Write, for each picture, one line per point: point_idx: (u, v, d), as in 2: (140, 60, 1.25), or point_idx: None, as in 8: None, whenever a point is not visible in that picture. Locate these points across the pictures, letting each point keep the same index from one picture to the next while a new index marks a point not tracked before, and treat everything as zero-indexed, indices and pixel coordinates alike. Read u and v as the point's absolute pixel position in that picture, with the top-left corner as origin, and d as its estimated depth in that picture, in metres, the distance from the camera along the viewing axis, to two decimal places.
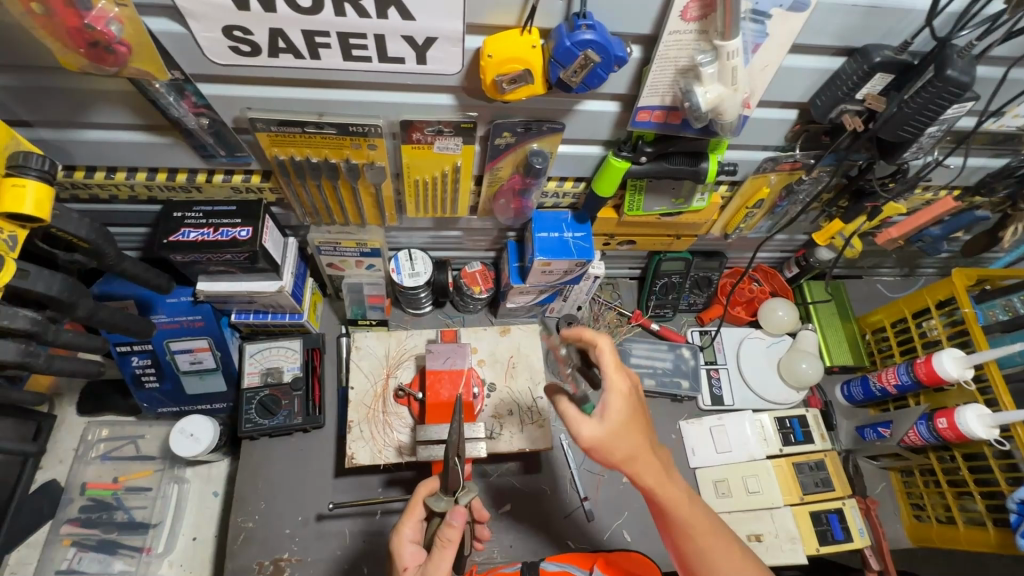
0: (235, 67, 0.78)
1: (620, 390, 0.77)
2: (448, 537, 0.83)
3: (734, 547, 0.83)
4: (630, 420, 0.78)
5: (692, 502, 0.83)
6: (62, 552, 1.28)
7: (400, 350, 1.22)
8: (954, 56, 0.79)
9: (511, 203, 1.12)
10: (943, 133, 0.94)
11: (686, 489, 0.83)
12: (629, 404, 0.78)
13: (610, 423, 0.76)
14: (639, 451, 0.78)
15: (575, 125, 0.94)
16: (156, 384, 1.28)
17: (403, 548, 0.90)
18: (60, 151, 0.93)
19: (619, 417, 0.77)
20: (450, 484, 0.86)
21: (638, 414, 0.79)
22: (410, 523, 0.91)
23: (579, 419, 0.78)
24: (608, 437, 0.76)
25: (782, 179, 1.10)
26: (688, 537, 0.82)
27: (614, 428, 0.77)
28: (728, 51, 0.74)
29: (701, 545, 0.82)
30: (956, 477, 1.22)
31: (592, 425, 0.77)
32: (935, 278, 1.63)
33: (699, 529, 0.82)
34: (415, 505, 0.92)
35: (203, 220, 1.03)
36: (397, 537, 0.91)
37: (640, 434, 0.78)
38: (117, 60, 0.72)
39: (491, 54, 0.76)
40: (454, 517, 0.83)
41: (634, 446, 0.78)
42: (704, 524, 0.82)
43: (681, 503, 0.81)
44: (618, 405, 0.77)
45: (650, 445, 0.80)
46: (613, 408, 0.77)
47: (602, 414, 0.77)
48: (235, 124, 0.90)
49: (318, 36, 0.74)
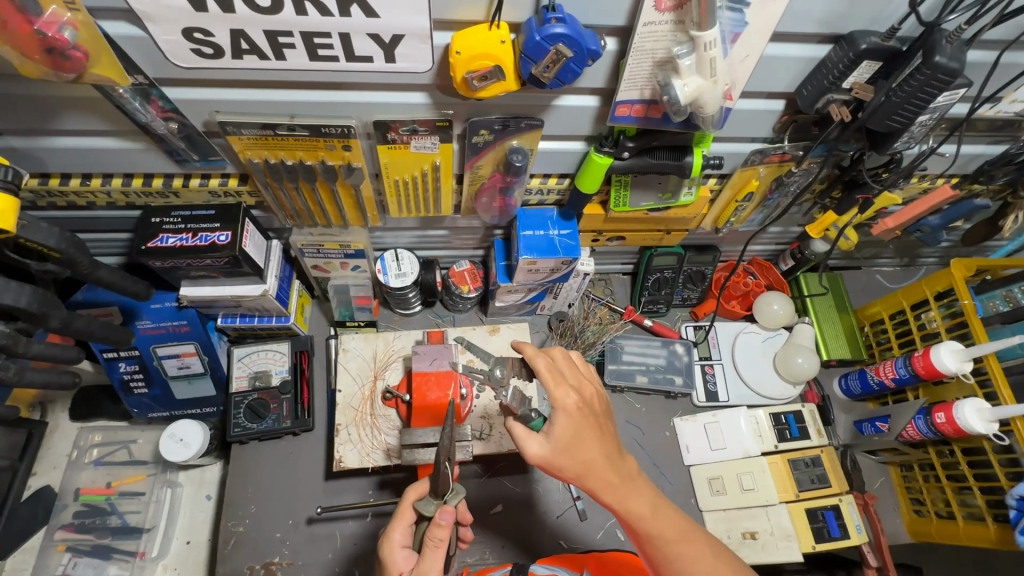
0: (199, 69, 0.77)
1: (563, 405, 0.77)
2: (438, 538, 0.79)
3: (707, 554, 0.79)
4: (576, 435, 0.76)
5: (658, 511, 0.80)
6: (56, 558, 1.27)
7: (387, 352, 1.21)
8: (943, 42, 0.76)
9: (495, 202, 1.10)
10: (936, 121, 0.91)
11: (651, 498, 0.80)
12: (577, 417, 0.77)
13: (555, 440, 0.76)
14: (592, 465, 0.76)
15: (555, 121, 0.92)
16: (145, 389, 1.28)
17: (395, 554, 0.83)
18: (32, 158, 0.92)
19: (564, 432, 0.76)
20: (439, 487, 0.82)
21: (589, 427, 0.77)
22: (400, 527, 0.84)
23: (526, 436, 0.77)
24: (555, 454, 0.76)
25: (771, 171, 1.07)
26: (656, 547, 0.79)
27: (561, 445, 0.76)
28: (705, 41, 0.71)
29: (669, 554, 0.79)
30: (956, 472, 1.20)
31: (538, 442, 0.76)
32: (936, 267, 1.60)
33: (666, 536, 0.79)
34: (405, 509, 0.86)
35: (182, 225, 1.02)
36: (386, 544, 0.84)
37: (593, 448, 0.77)
38: (75, 67, 0.70)
39: (459, 51, 0.73)
40: (443, 517, 0.79)
41: (586, 461, 0.76)
42: (672, 532, 0.79)
43: (643, 513, 0.78)
44: (562, 422, 0.76)
45: (607, 458, 0.78)
46: (557, 424, 0.76)
47: (548, 430, 0.77)
48: (206, 128, 0.88)
49: (282, 36, 0.72)
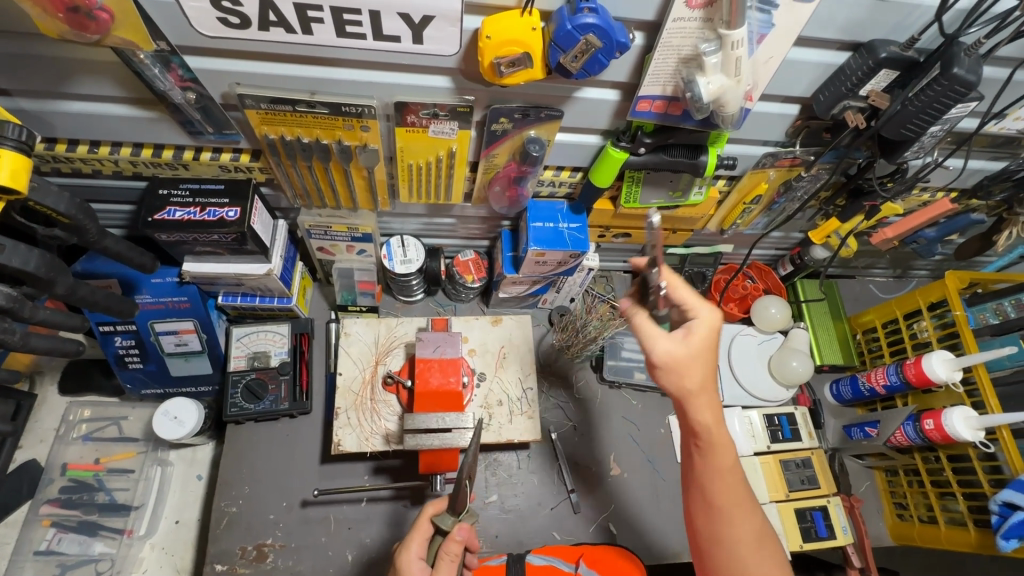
0: (223, 39, 0.76)
1: (701, 329, 0.83)
2: (453, 554, 0.81)
3: (756, 518, 0.84)
4: (701, 359, 0.83)
5: (722, 477, 0.84)
6: (41, 533, 1.25)
7: (390, 338, 1.20)
8: (961, 54, 0.78)
9: (506, 191, 1.11)
10: (945, 133, 0.93)
11: (727, 459, 0.84)
12: (702, 350, 0.83)
13: (688, 345, 0.82)
14: (694, 386, 0.83)
15: (574, 113, 0.93)
16: (140, 365, 1.26)
17: (410, 566, 0.83)
18: (41, 122, 0.90)
19: (680, 352, 0.82)
20: (458, 504, 0.83)
21: (712, 355, 0.84)
22: (417, 539, 0.85)
23: (656, 337, 0.83)
24: (682, 358, 0.82)
25: (781, 175, 1.09)
26: (719, 486, 0.84)
27: (682, 355, 0.82)
28: (733, 40, 0.73)
29: (725, 492, 0.84)
30: (940, 478, 1.23)
31: (660, 343, 0.83)
32: (927, 280, 1.64)
33: (724, 469, 0.84)
34: (423, 522, 0.87)
35: (190, 199, 1.00)
36: (403, 555, 0.85)
37: (708, 368, 0.83)
38: (99, 28, 0.69)
39: (489, 35, 0.73)
40: (459, 533, 0.82)
41: (699, 376, 0.83)
42: (737, 481, 0.84)
43: (720, 446, 0.84)
44: (700, 332, 0.83)
45: (706, 389, 0.83)
46: (693, 334, 0.83)
47: (680, 340, 0.83)
48: (224, 100, 0.87)
49: (311, 10, 0.71)
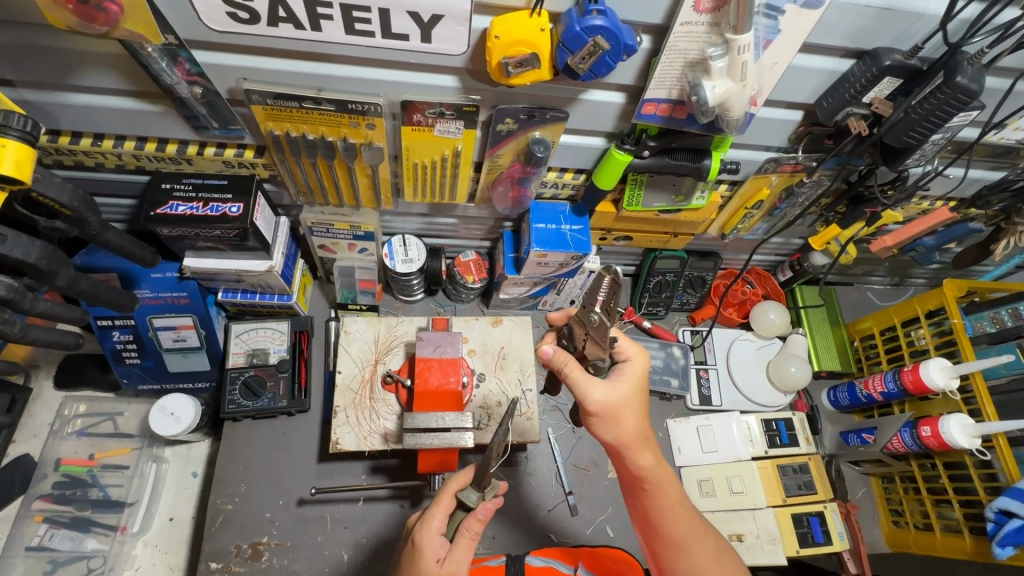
0: (232, 34, 0.76)
1: (631, 372, 0.84)
2: (474, 531, 0.82)
3: (711, 542, 0.85)
4: (633, 398, 0.84)
5: (672, 506, 0.85)
6: (33, 529, 1.23)
7: (390, 337, 1.20)
8: (964, 63, 0.78)
9: (509, 192, 1.11)
10: (946, 142, 0.94)
11: (675, 490, 0.86)
12: (638, 380, 0.85)
13: (619, 387, 0.83)
14: (636, 425, 0.84)
15: (580, 114, 0.93)
16: (137, 360, 1.25)
17: (432, 539, 0.81)
18: (45, 114, 0.90)
19: (618, 395, 0.82)
20: (485, 481, 0.82)
21: (641, 398, 0.85)
22: (440, 513, 0.83)
23: (590, 384, 0.81)
24: (615, 403, 0.82)
25: (783, 180, 1.10)
26: (671, 520, 0.85)
27: (617, 400, 0.82)
28: (740, 45, 0.73)
29: (679, 524, 0.85)
30: (936, 485, 1.24)
31: (597, 391, 0.81)
32: (924, 288, 1.65)
33: (670, 501, 0.85)
34: (445, 496, 0.85)
35: (193, 194, 1.00)
36: (422, 529, 0.82)
37: (638, 409, 0.84)
38: (108, 19, 0.69)
39: (498, 35, 0.73)
40: (482, 511, 0.82)
41: (633, 417, 0.83)
42: (685, 510, 0.86)
43: (667, 481, 0.85)
44: (629, 376, 0.84)
45: (643, 432, 0.84)
46: (623, 379, 0.84)
47: (613, 385, 0.83)
48: (230, 95, 0.87)
49: (320, 7, 0.71)
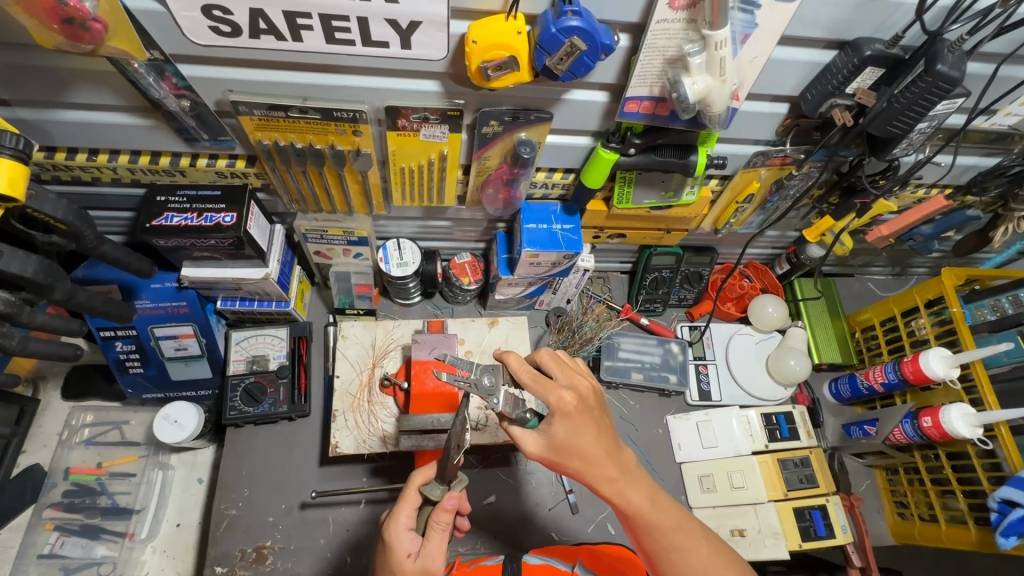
0: (215, 48, 0.77)
1: (568, 409, 0.76)
2: (443, 522, 0.83)
3: (701, 544, 0.82)
4: (578, 432, 0.77)
5: (656, 503, 0.82)
6: (44, 537, 1.26)
7: (387, 340, 1.21)
8: (944, 51, 0.78)
9: (499, 194, 1.11)
10: (932, 130, 0.93)
11: (648, 491, 0.82)
12: (574, 416, 0.77)
13: (552, 438, 0.77)
14: (590, 458, 0.78)
15: (564, 115, 0.93)
16: (140, 369, 1.27)
17: (401, 537, 0.84)
18: (40, 131, 0.92)
19: (561, 432, 0.77)
20: (447, 475, 0.84)
21: (590, 421, 0.78)
22: (407, 510, 0.85)
23: (523, 436, 0.80)
24: (553, 452, 0.78)
25: (773, 174, 1.09)
26: (653, 538, 0.82)
27: (556, 444, 0.78)
28: (716, 41, 0.73)
29: (664, 529, 0.81)
30: (939, 476, 1.23)
31: (534, 440, 0.79)
32: (926, 278, 1.64)
33: (647, 510, 0.81)
34: (411, 492, 0.86)
35: (187, 205, 1.02)
36: (392, 527, 0.85)
37: (585, 448, 0.78)
38: (93, 38, 0.70)
39: (475, 40, 0.74)
40: (449, 502, 0.84)
41: (580, 458, 0.78)
42: (668, 523, 0.82)
43: (637, 504, 0.80)
44: (563, 420, 0.77)
45: (601, 453, 0.79)
46: (553, 424, 0.77)
47: (544, 429, 0.78)
48: (218, 107, 0.89)
49: (300, 17, 0.73)
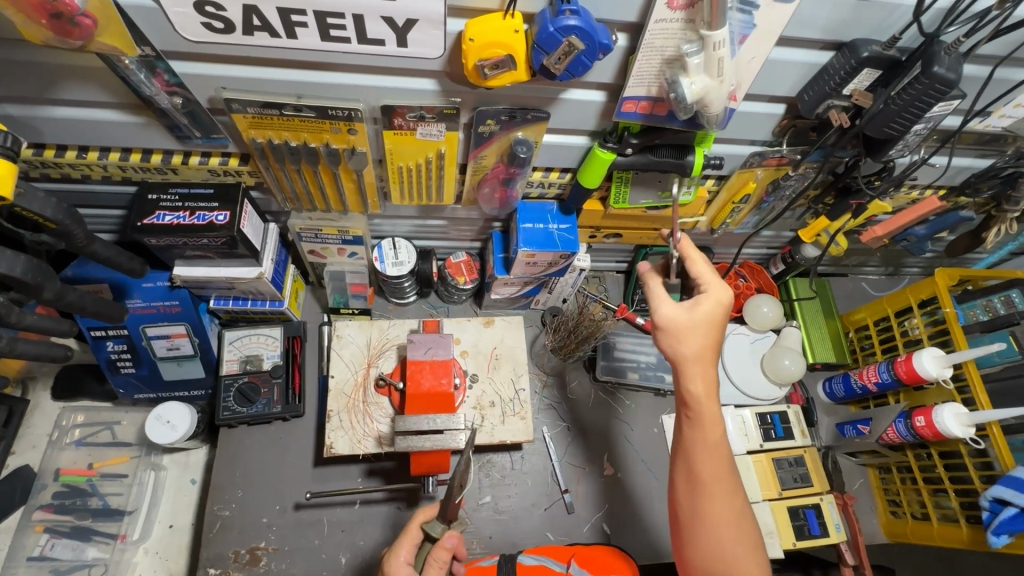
0: (207, 44, 0.76)
1: (709, 301, 0.86)
2: (441, 560, 0.84)
3: (733, 496, 0.86)
4: (708, 324, 0.86)
5: (716, 448, 0.86)
6: (34, 539, 1.24)
7: (382, 340, 1.20)
8: (941, 53, 0.78)
9: (496, 193, 1.11)
10: (928, 131, 0.93)
11: (717, 435, 0.86)
12: (717, 313, 0.86)
13: (694, 312, 0.85)
14: (697, 357, 0.85)
15: (561, 114, 0.93)
16: (132, 369, 1.26)
17: (399, 570, 0.83)
18: (28, 128, 0.90)
19: (702, 310, 0.85)
20: (449, 513, 0.84)
21: (717, 326, 0.86)
22: (406, 545, 0.85)
23: (662, 298, 0.88)
24: (683, 326, 0.86)
25: (769, 174, 1.09)
26: (699, 461, 0.86)
27: (684, 320, 0.86)
28: (714, 41, 0.73)
29: (712, 467, 0.85)
30: (931, 474, 1.23)
31: (668, 306, 0.87)
32: (919, 278, 1.65)
33: (712, 442, 0.85)
34: (412, 528, 0.87)
35: (179, 203, 1.01)
36: (391, 560, 0.85)
37: (700, 344, 0.85)
38: (82, 34, 0.70)
39: (472, 38, 0.73)
40: (449, 540, 0.85)
41: (695, 348, 0.85)
42: (715, 466, 0.85)
43: (711, 428, 0.86)
44: (706, 305, 0.86)
45: (703, 361, 0.86)
46: (698, 304, 0.86)
47: (684, 305, 0.87)
48: (211, 105, 0.88)
49: (294, 14, 0.72)
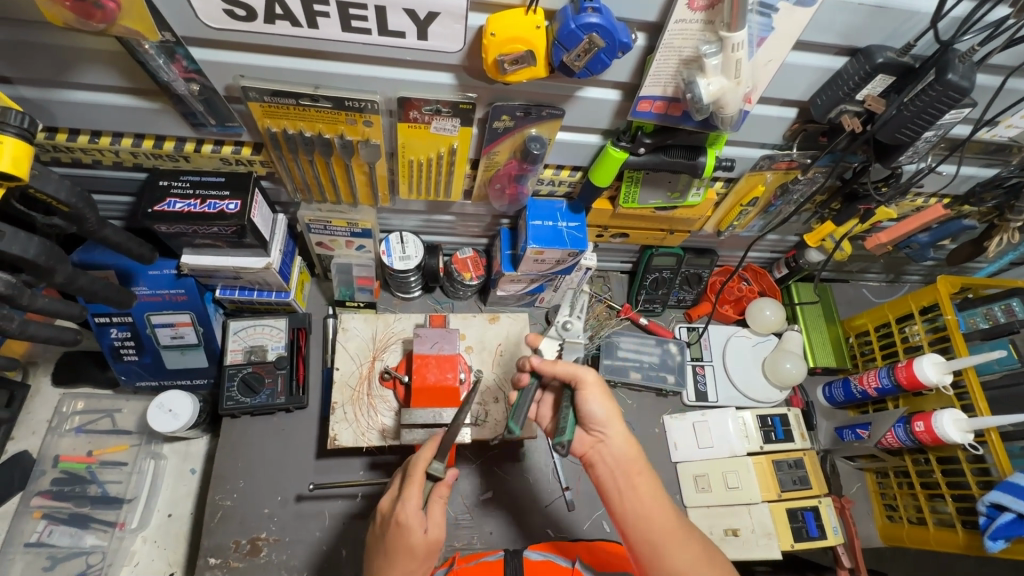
0: (229, 31, 0.76)
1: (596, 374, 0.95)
2: (441, 494, 0.89)
3: (694, 542, 0.86)
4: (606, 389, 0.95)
5: (657, 506, 0.88)
6: (32, 525, 1.23)
7: (388, 333, 1.20)
8: (955, 61, 0.79)
9: (507, 189, 1.12)
10: (938, 139, 0.94)
11: (653, 495, 0.89)
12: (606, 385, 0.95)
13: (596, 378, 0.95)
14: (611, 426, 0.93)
15: (575, 111, 0.93)
16: (135, 357, 1.26)
17: (417, 515, 0.84)
18: (42, 110, 0.90)
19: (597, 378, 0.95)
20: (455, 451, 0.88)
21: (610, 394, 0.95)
22: (417, 490, 0.86)
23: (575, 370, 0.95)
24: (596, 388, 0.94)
25: (778, 177, 1.10)
26: (647, 527, 0.86)
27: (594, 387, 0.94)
28: (733, 43, 0.74)
29: (660, 525, 0.86)
30: (929, 479, 1.25)
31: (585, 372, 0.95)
32: (919, 285, 1.66)
33: (648, 502, 0.88)
34: (416, 473, 0.87)
35: (190, 190, 1.00)
36: (405, 507, 0.84)
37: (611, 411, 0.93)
38: (105, 16, 0.70)
39: (494, 33, 0.74)
40: (449, 477, 0.89)
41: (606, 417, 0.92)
42: (665, 522, 0.87)
43: (641, 491, 0.89)
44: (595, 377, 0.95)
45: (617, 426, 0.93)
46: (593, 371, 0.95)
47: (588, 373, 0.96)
48: (227, 93, 0.88)
49: (317, 4, 0.72)
